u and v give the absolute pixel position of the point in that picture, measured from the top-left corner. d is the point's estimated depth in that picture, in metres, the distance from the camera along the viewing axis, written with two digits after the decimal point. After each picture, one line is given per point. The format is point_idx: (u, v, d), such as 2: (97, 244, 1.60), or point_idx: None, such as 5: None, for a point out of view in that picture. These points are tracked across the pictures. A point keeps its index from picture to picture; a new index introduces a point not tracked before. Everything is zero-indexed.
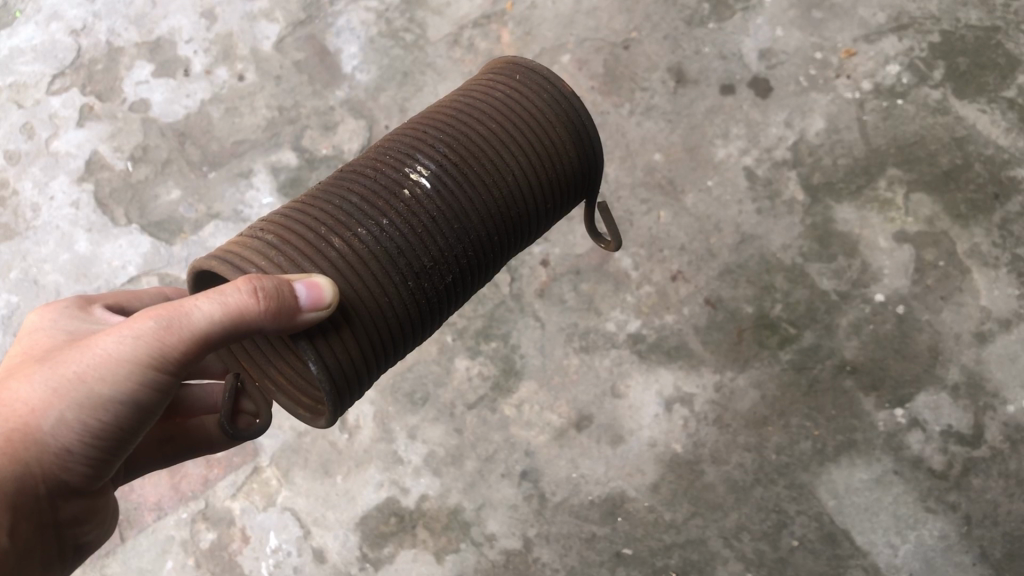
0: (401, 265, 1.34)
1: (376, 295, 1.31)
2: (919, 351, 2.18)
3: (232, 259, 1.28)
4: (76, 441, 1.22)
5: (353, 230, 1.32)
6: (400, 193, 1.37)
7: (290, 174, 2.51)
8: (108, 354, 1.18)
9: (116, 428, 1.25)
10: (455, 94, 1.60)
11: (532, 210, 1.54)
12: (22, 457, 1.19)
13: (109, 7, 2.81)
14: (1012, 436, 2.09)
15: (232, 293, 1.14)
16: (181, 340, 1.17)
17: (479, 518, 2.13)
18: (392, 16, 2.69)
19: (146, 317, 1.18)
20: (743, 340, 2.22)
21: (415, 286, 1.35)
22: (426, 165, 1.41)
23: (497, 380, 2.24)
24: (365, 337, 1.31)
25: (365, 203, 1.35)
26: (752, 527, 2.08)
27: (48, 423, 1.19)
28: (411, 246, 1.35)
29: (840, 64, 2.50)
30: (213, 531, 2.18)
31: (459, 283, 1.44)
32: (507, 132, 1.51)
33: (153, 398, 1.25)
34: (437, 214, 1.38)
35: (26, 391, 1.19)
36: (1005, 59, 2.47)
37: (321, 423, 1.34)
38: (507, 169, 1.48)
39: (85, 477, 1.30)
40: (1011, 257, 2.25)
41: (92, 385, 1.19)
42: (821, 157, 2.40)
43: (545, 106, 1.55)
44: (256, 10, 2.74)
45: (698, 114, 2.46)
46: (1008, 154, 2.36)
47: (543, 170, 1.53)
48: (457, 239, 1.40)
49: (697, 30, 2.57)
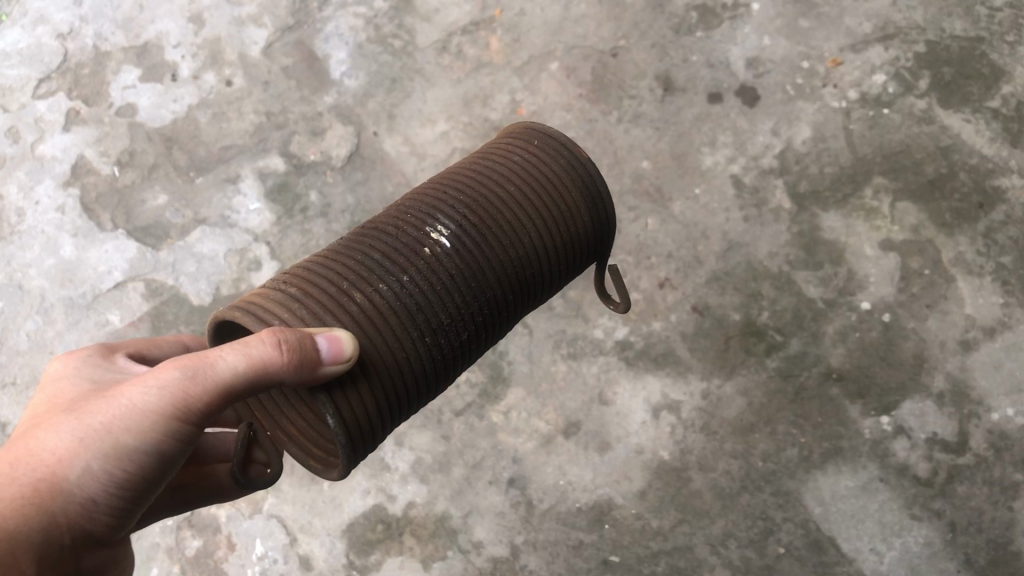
0: (419, 322, 1.33)
1: (394, 351, 1.31)
2: (904, 358, 2.19)
3: (255, 311, 1.27)
4: (102, 491, 1.20)
5: (373, 286, 1.32)
6: (420, 250, 1.38)
7: (278, 179, 2.50)
8: (135, 404, 1.17)
9: (141, 478, 1.24)
10: (474, 156, 1.61)
11: (545, 272, 1.53)
12: (49, 508, 1.17)
13: (96, 11, 2.80)
14: (996, 444, 2.10)
15: (255, 344, 1.14)
16: (204, 393, 1.16)
17: (466, 525, 2.12)
18: (380, 22, 2.69)
19: (171, 367, 1.17)
20: (729, 348, 2.23)
21: (432, 343, 1.35)
22: (446, 225, 1.42)
23: (485, 387, 2.23)
24: (382, 391, 1.30)
25: (387, 260, 1.35)
26: (738, 534, 2.08)
27: (73, 472, 1.17)
28: (429, 303, 1.35)
29: (827, 72, 2.52)
30: (199, 539, 2.17)
31: (473, 341, 1.43)
32: (525, 194, 1.51)
33: (176, 448, 1.23)
34: (456, 272, 1.38)
35: (53, 439, 1.17)
36: (989, 69, 2.48)
37: (332, 476, 1.32)
38: (524, 231, 1.49)
39: (108, 528, 1.27)
40: (995, 266, 2.26)
41: (115, 435, 1.18)
42: (807, 165, 2.41)
43: (563, 171, 1.56)
44: (244, 15, 2.73)
45: (685, 123, 2.47)
46: (992, 164, 2.37)
47: (559, 233, 1.53)
48: (473, 298, 1.40)
49: (685, 38, 2.58)
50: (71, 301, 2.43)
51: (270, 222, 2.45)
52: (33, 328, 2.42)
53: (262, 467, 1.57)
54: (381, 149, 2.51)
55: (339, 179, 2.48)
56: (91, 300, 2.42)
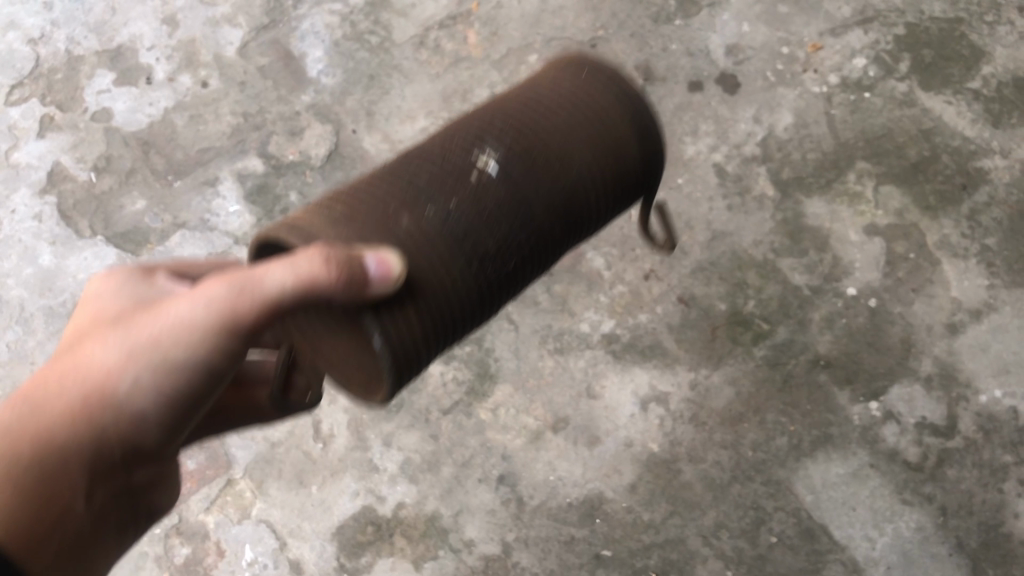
0: (468, 247, 1.19)
1: (442, 276, 1.16)
2: (892, 343, 2.19)
3: (297, 231, 1.16)
4: (150, 404, 1.23)
5: (419, 210, 1.19)
6: (470, 175, 1.24)
7: (257, 180, 2.48)
8: (182, 319, 1.17)
9: (188, 392, 1.25)
10: (518, 83, 1.44)
11: (593, 201, 1.34)
12: (94, 420, 1.21)
13: (68, 15, 2.77)
14: (985, 426, 2.10)
15: (303, 259, 1.06)
16: (252, 307, 1.12)
17: (456, 525, 2.11)
18: (356, 19, 2.67)
19: (220, 282, 1.14)
20: (716, 338, 2.22)
21: (482, 270, 1.20)
22: (495, 147, 1.27)
23: (472, 384, 2.22)
24: (432, 318, 1.16)
25: (433, 183, 1.22)
26: (730, 525, 2.07)
27: (121, 385, 1.20)
28: (480, 226, 1.20)
29: (807, 58, 2.51)
30: (188, 547, 2.14)
31: (525, 272, 1.27)
32: (574, 117, 1.34)
33: (225, 364, 1.23)
34: (508, 197, 1.23)
35: (101, 354, 1.20)
36: (969, 50, 2.49)
37: (378, 400, 1.22)
38: (575, 156, 1.31)
39: (156, 440, 1.30)
40: (979, 248, 2.26)
41: (163, 350, 1.19)
42: (789, 152, 2.40)
43: (613, 99, 1.38)
44: (218, 16, 2.71)
45: (667, 112, 2.46)
46: (975, 146, 2.37)
47: (609, 162, 1.34)
48: (526, 224, 1.24)
49: (664, 27, 2.57)
50: (51, 310, 2.40)
51: (250, 224, 2.43)
52: (13, 338, 2.38)
53: (303, 390, 1.54)
54: (360, 147, 2.50)
55: (319, 179, 2.46)
56: (72, 308, 2.39)
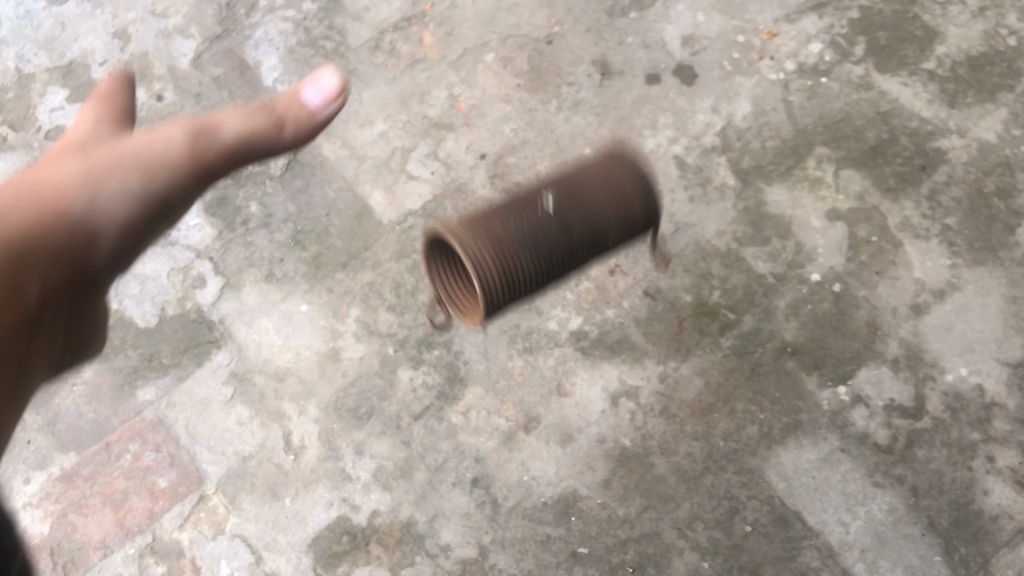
0: (535, 249, 1.50)
1: (515, 280, 1.49)
2: (858, 327, 2.20)
3: (448, 232, 1.49)
4: (106, 228, 1.14)
5: (501, 227, 1.49)
6: (537, 208, 1.53)
7: (216, 194, 2.50)
8: (154, 138, 1.16)
9: (143, 219, 1.18)
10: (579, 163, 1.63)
11: (622, 239, 1.62)
12: (62, 208, 1.09)
13: (17, 33, 2.75)
14: (952, 405, 2.11)
15: (256, 111, 1.19)
16: (209, 148, 1.18)
17: (432, 530, 2.10)
18: (311, 24, 2.69)
19: (177, 126, 1.18)
20: (683, 330, 2.23)
21: (542, 262, 1.52)
22: (552, 196, 1.54)
23: (442, 388, 2.23)
24: (514, 295, 1.51)
25: (513, 215, 1.51)
26: (704, 516, 2.07)
27: (80, 201, 1.10)
28: (545, 239, 1.51)
29: (763, 45, 2.53)
30: (162, 565, 2.12)
31: (572, 260, 1.57)
32: (609, 195, 1.57)
33: (179, 190, 1.19)
34: (566, 228, 1.53)
35: (56, 172, 1.12)
36: (922, 31, 2.51)
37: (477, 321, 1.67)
38: (609, 201, 1.57)
39: (101, 264, 1.18)
40: (941, 227, 2.27)
41: (117, 176, 1.14)
42: (749, 141, 2.41)
43: (629, 177, 1.60)
44: (171, 27, 2.71)
45: (625, 106, 2.48)
46: (932, 126, 2.38)
47: (640, 216, 1.61)
48: (580, 240, 1.55)
49: (618, 20, 2.61)
50: None
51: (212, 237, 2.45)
52: None
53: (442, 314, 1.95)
54: (320, 154, 2.53)
55: (280, 189, 2.49)
56: None
